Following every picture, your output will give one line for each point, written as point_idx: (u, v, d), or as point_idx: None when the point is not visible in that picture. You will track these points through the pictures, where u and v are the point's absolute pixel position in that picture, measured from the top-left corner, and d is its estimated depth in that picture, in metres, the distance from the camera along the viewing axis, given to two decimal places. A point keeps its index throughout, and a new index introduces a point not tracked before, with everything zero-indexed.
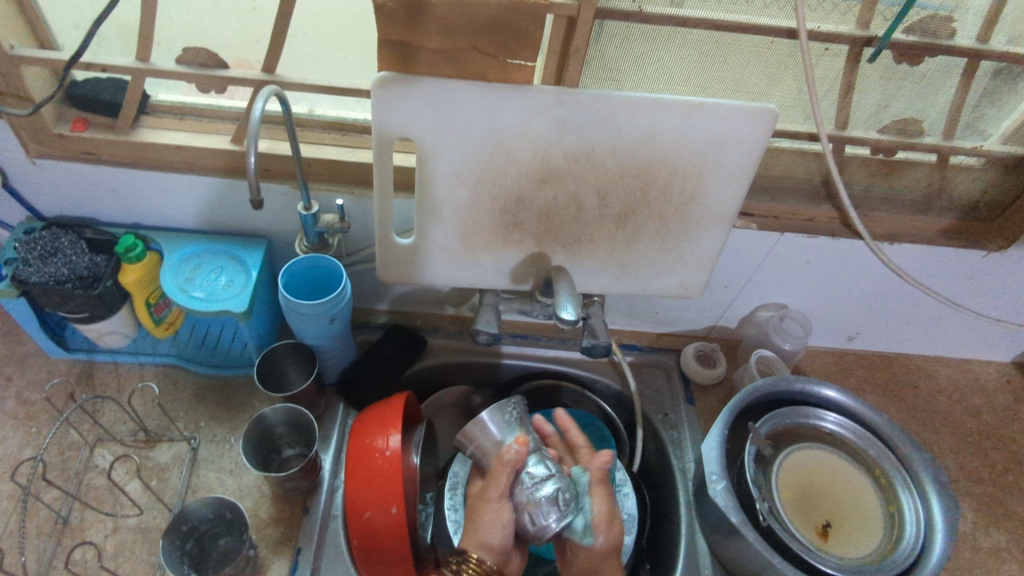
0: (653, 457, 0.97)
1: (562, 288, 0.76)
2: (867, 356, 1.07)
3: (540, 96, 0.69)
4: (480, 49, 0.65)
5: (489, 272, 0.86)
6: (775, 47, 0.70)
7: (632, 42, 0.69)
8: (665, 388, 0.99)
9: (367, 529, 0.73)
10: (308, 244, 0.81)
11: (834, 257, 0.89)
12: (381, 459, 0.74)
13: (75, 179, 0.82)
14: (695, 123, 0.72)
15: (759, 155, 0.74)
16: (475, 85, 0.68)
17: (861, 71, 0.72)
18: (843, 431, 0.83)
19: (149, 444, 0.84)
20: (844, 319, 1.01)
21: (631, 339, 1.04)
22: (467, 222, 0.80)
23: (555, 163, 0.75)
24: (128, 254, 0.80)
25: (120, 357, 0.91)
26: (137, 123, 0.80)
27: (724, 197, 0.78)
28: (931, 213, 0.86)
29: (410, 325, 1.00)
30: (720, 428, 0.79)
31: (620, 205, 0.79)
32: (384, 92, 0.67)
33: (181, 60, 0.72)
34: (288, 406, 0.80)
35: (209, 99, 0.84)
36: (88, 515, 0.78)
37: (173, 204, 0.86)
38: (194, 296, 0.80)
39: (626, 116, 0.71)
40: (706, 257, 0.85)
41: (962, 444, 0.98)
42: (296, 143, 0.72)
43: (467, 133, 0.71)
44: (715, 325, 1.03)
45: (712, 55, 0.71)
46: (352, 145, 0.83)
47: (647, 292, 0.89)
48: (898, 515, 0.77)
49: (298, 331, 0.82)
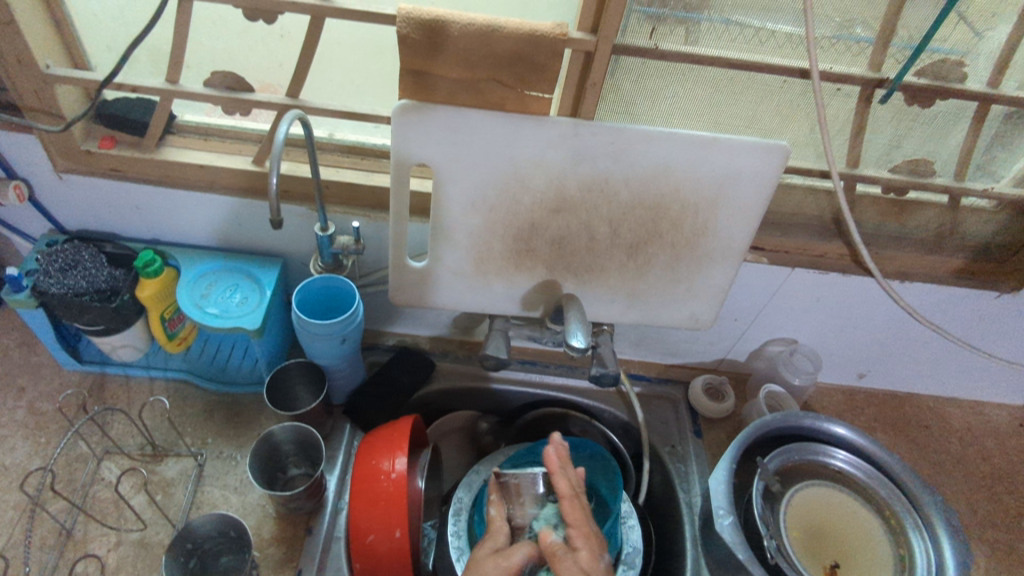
0: (658, 489, 0.96)
1: (572, 316, 0.76)
2: (877, 395, 1.06)
3: (556, 127, 0.70)
4: (499, 80, 0.67)
5: (500, 297, 0.87)
6: (788, 87, 0.72)
7: (647, 77, 0.71)
8: (672, 420, 0.99)
9: (369, 552, 0.73)
10: (322, 265, 0.83)
11: (844, 293, 0.89)
12: (386, 481, 0.74)
13: (99, 194, 0.85)
14: (708, 158, 0.73)
15: (770, 191, 0.75)
16: (492, 114, 0.70)
17: (872, 112, 0.73)
18: (852, 469, 0.82)
19: (156, 458, 0.85)
20: (854, 356, 1.00)
21: (639, 369, 1.04)
22: (480, 248, 0.81)
23: (569, 193, 0.76)
24: (146, 269, 0.82)
25: (132, 370, 0.92)
26: (163, 142, 0.82)
27: (735, 230, 0.79)
28: (944, 252, 0.86)
29: (419, 348, 1.01)
30: (728, 462, 0.79)
31: (632, 235, 0.80)
32: (404, 119, 0.69)
33: (208, 83, 0.75)
34: (296, 425, 0.80)
35: (233, 121, 0.86)
36: (91, 528, 0.78)
37: (191, 221, 0.88)
38: (209, 313, 0.82)
39: (640, 148, 0.72)
40: (716, 290, 0.85)
41: (975, 488, 0.96)
42: (316, 166, 0.74)
43: (483, 161, 0.73)
44: (724, 358, 1.03)
45: (726, 92, 0.72)
46: (370, 170, 0.84)
47: (657, 322, 0.90)
48: (909, 558, 0.76)
49: (309, 350, 0.83)
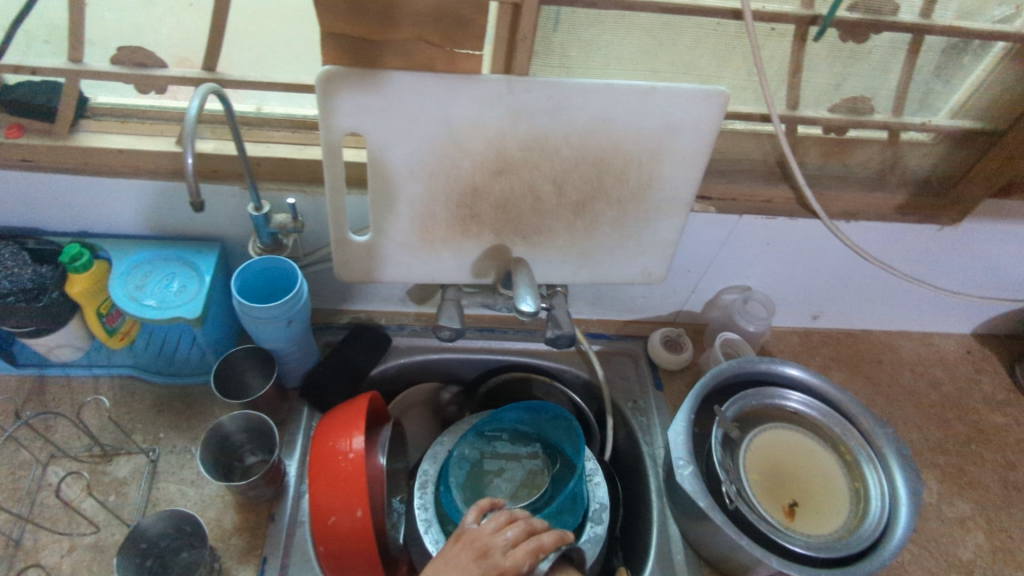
0: (622, 444, 0.97)
1: (521, 280, 0.75)
2: (832, 334, 1.08)
3: (489, 86, 0.68)
4: (425, 39, 0.64)
5: (450, 266, 0.85)
6: (721, 29, 0.70)
7: (579, 27, 0.68)
8: (634, 375, 1.00)
9: (333, 533, 0.72)
10: (261, 246, 0.80)
11: (793, 237, 0.89)
12: (344, 462, 0.73)
13: (13, 188, 0.79)
14: (648, 108, 0.71)
15: (712, 139, 0.74)
16: (421, 75, 0.67)
17: (807, 51, 0.72)
18: (808, 409, 0.84)
19: (105, 458, 0.82)
20: (807, 298, 1.01)
21: (598, 328, 1.04)
22: (424, 216, 0.79)
23: (508, 154, 0.74)
24: (73, 263, 0.78)
25: (73, 370, 0.89)
26: (76, 127, 0.77)
27: (680, 180, 0.78)
28: (887, 189, 0.86)
29: (374, 324, 0.99)
30: (687, 413, 0.79)
31: (577, 193, 0.78)
32: (329, 87, 0.66)
33: (116, 60, 0.70)
34: (247, 413, 0.77)
35: (151, 100, 0.81)
36: (42, 535, 0.75)
37: (117, 210, 0.83)
38: (147, 304, 0.78)
39: (577, 102, 0.70)
40: (666, 244, 0.85)
41: (926, 416, 0.99)
42: (241, 143, 0.71)
43: (417, 126, 0.70)
44: (681, 310, 1.03)
45: (660, 38, 0.70)
46: (302, 143, 0.81)
47: (611, 279, 0.89)
48: (863, 490, 0.78)
49: (255, 334, 0.80)
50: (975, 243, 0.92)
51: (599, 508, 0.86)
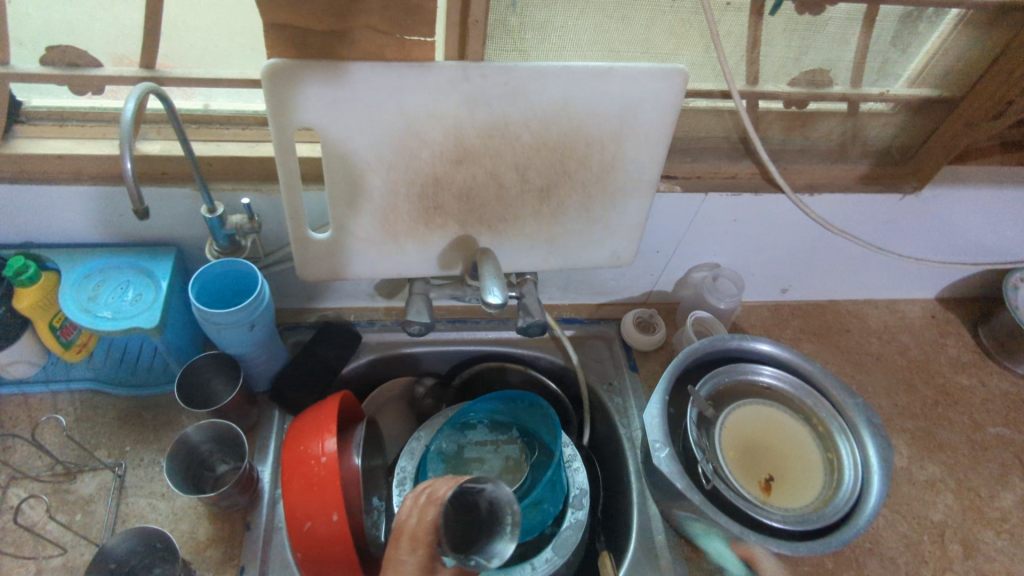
0: (600, 427, 0.97)
1: (488, 272, 0.73)
2: (801, 306, 1.09)
3: (443, 73, 0.66)
4: (372, 27, 0.62)
5: (416, 260, 0.83)
6: (677, 5, 0.68)
7: (533, 8, 0.66)
8: (608, 358, 0.99)
9: (310, 539, 0.71)
10: (218, 249, 0.77)
11: (758, 213, 0.89)
12: (317, 466, 0.71)
13: None
14: (607, 89, 0.70)
15: (674, 118, 0.73)
16: (372, 65, 0.65)
17: (765, 24, 0.71)
18: (780, 383, 0.85)
19: (69, 477, 0.79)
20: (776, 272, 1.02)
21: (571, 313, 1.03)
22: (385, 210, 0.77)
23: (468, 142, 0.72)
24: (18, 277, 0.75)
25: (29, 387, 0.85)
26: (11, 134, 0.73)
27: (644, 161, 0.77)
28: (849, 160, 0.86)
29: (343, 321, 0.97)
30: (661, 394, 0.79)
31: (541, 179, 0.77)
32: (276, 81, 0.63)
33: (47, 60, 0.66)
34: (212, 422, 0.75)
35: (90, 101, 0.77)
36: (6, 561, 0.73)
37: (62, 218, 0.79)
38: (101, 316, 0.75)
39: (535, 87, 0.68)
40: (633, 225, 0.84)
41: (894, 382, 1.01)
42: (188, 143, 0.68)
43: (372, 117, 0.68)
44: (652, 290, 1.03)
45: (616, 17, 0.69)
46: (254, 139, 0.78)
47: (580, 264, 0.88)
48: (836, 460, 0.79)
49: (217, 340, 0.77)
50: (936, 210, 0.93)
51: (579, 493, 0.86)
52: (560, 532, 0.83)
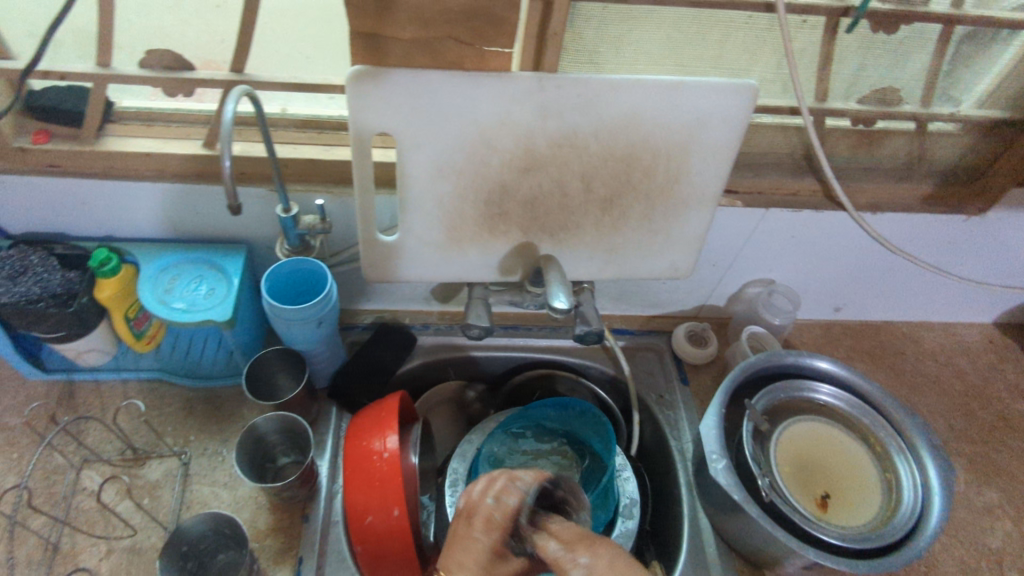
0: (648, 438, 0.97)
1: (552, 277, 0.75)
2: (854, 326, 1.08)
3: (519, 83, 0.68)
4: (454, 37, 0.64)
5: (476, 265, 0.85)
6: (752, 22, 0.69)
7: (610, 22, 0.68)
8: (659, 370, 1.00)
9: (369, 533, 0.72)
10: (288, 248, 0.79)
11: (818, 230, 0.89)
12: (379, 461, 0.73)
13: (38, 193, 0.79)
14: (678, 103, 0.71)
15: (741, 132, 0.74)
16: (452, 74, 0.67)
17: (838, 42, 0.72)
18: (837, 402, 0.84)
19: (138, 462, 0.82)
20: (831, 291, 1.02)
21: (622, 323, 1.04)
22: (452, 215, 0.79)
23: (538, 151, 0.74)
24: (101, 268, 0.79)
25: (102, 375, 0.89)
26: (103, 132, 0.77)
27: (709, 174, 0.78)
28: (913, 179, 0.86)
29: (398, 323, 0.99)
30: (717, 406, 0.80)
31: (605, 189, 0.78)
32: (359, 87, 0.66)
33: (145, 63, 0.70)
34: (280, 414, 0.77)
35: (176, 104, 0.81)
36: (79, 539, 0.76)
37: (143, 214, 0.83)
38: (176, 308, 0.78)
39: (607, 98, 0.70)
40: (693, 238, 0.85)
41: (951, 406, 0.99)
42: (271, 145, 0.70)
43: (447, 125, 0.70)
44: (704, 305, 1.03)
45: (691, 32, 0.70)
46: (328, 144, 0.80)
47: (637, 275, 0.89)
48: (894, 481, 0.78)
49: (285, 336, 0.80)
50: (1001, 232, 0.92)
51: (629, 503, 0.87)
52: (610, 540, 0.84)
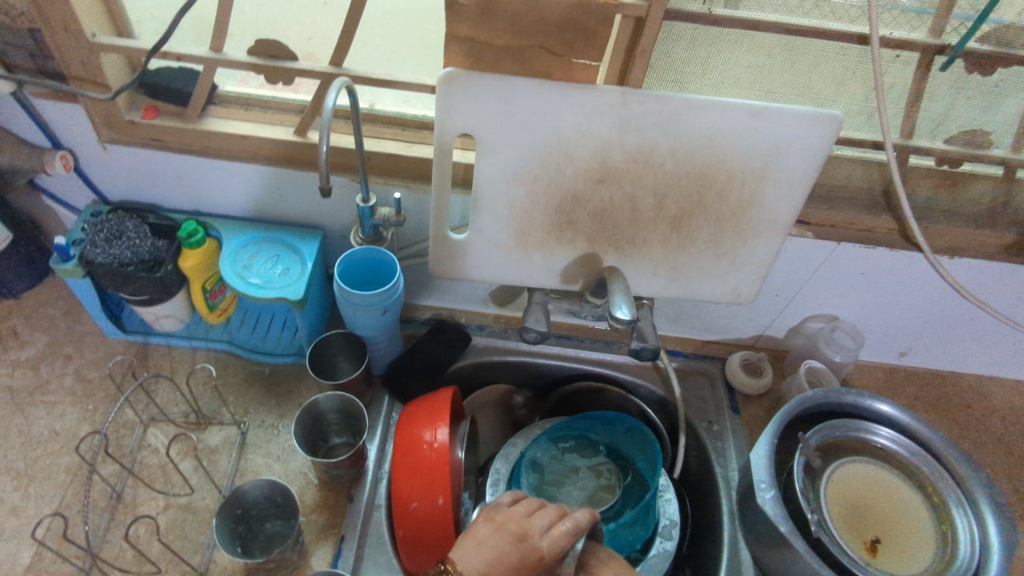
0: (693, 463, 0.96)
1: (615, 288, 0.76)
2: (918, 373, 1.04)
3: (604, 96, 0.69)
4: (545, 47, 0.66)
5: (540, 270, 0.87)
6: (844, 52, 0.69)
7: (699, 44, 0.69)
8: (710, 396, 0.99)
9: (412, 519, 0.74)
10: (363, 236, 0.83)
11: (889, 269, 0.88)
12: (428, 451, 0.75)
13: (141, 164, 0.85)
14: (759, 127, 0.71)
15: (821, 163, 0.74)
16: (539, 83, 0.69)
17: (930, 80, 0.71)
18: (895, 446, 0.81)
19: (200, 426, 0.86)
20: (897, 334, 0.99)
21: (676, 345, 1.03)
22: (522, 219, 0.81)
23: (613, 164, 0.75)
24: (189, 239, 0.83)
25: (174, 341, 0.94)
26: (205, 113, 0.82)
27: (782, 203, 0.77)
28: (997, 227, 0.84)
29: (455, 321, 1.01)
30: (769, 436, 0.79)
31: (676, 208, 0.79)
32: (449, 88, 0.69)
33: (253, 51, 0.74)
34: (340, 394, 0.80)
35: (273, 92, 0.86)
36: (141, 491, 0.80)
37: (231, 192, 0.88)
38: (252, 282, 0.83)
39: (687, 117, 0.71)
40: (759, 265, 0.84)
41: (1016, 467, 0.95)
42: (360, 137, 0.74)
43: (529, 131, 0.72)
44: (762, 335, 1.02)
45: (779, 59, 0.70)
46: (411, 141, 0.84)
47: (697, 297, 0.89)
48: (951, 534, 0.75)
49: (350, 321, 0.83)
50: None
51: (668, 524, 0.86)
52: (647, 558, 0.83)
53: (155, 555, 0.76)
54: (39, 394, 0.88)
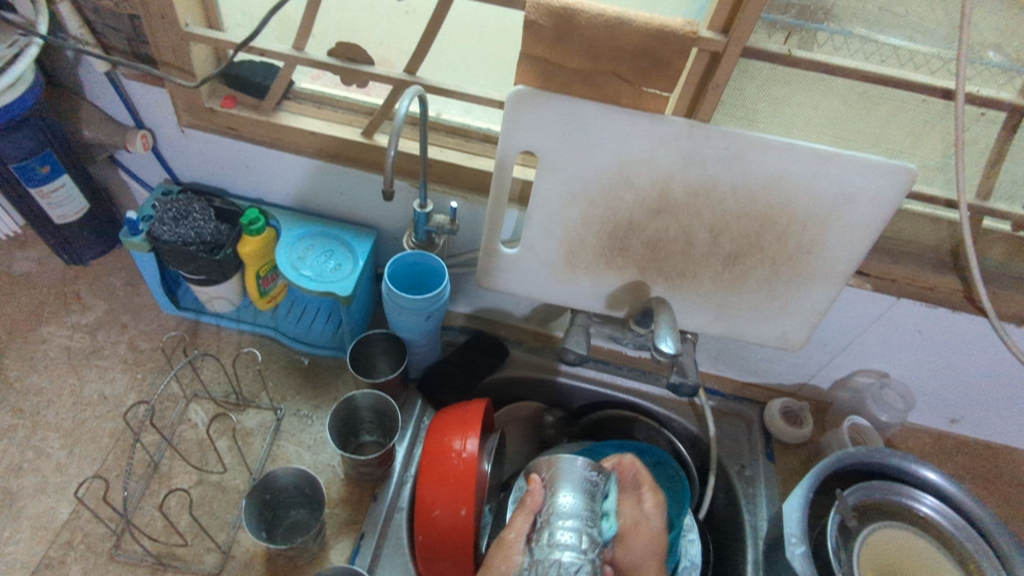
0: (720, 506, 0.94)
1: (663, 319, 0.75)
2: (969, 443, 1.00)
3: (670, 126, 0.69)
4: (618, 74, 0.66)
5: (585, 292, 0.86)
6: (925, 105, 0.68)
7: (774, 84, 0.68)
8: (745, 439, 0.96)
9: (432, 526, 0.74)
10: (415, 241, 0.83)
11: (950, 332, 0.84)
12: (457, 460, 0.75)
13: (214, 149, 0.88)
14: (826, 173, 0.70)
15: (888, 216, 0.72)
16: (607, 108, 0.69)
17: (1015, 141, 0.69)
18: (939, 518, 0.77)
19: (237, 408, 0.89)
20: (950, 400, 0.95)
21: (715, 383, 1.01)
22: (573, 241, 0.81)
23: (672, 196, 0.75)
24: (249, 226, 0.86)
25: (223, 322, 0.97)
26: (279, 107, 0.85)
27: (843, 251, 0.76)
28: None
29: (493, 334, 1.01)
30: (806, 489, 0.76)
31: (731, 245, 0.78)
32: (518, 105, 0.70)
33: (332, 52, 0.76)
34: (377, 393, 0.82)
35: (345, 92, 0.88)
36: (176, 464, 0.83)
37: (294, 184, 0.91)
38: (304, 275, 0.85)
39: (754, 156, 0.70)
40: (812, 313, 0.82)
41: None
42: (425, 145, 0.75)
43: (592, 154, 0.73)
44: (805, 384, 0.99)
45: (856, 107, 0.69)
46: (473, 152, 0.85)
47: (744, 337, 0.87)
48: None
49: (394, 322, 0.85)
50: None
51: (689, 566, 0.84)
52: None
53: (183, 528, 0.78)
54: (94, 358, 0.92)
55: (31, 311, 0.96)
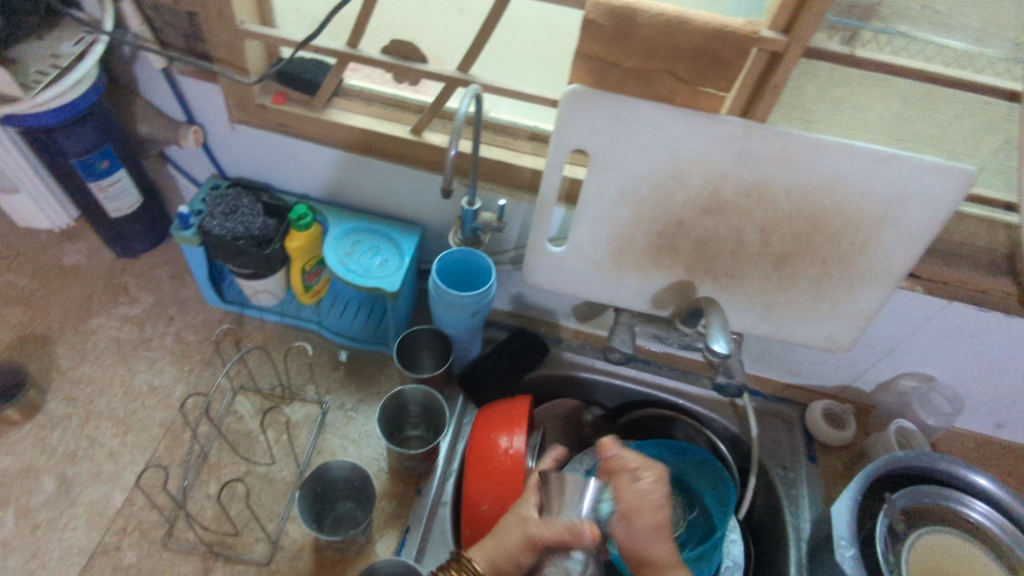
0: (760, 507, 0.93)
1: (713, 320, 0.75)
2: (1014, 449, 0.99)
3: (726, 126, 0.69)
4: (674, 73, 0.66)
5: (630, 291, 0.86)
6: (987, 109, 0.68)
7: (834, 84, 0.68)
8: (786, 441, 0.96)
9: (479, 521, 0.75)
10: (461, 237, 0.84)
11: (1001, 336, 0.83)
12: (503, 456, 0.76)
13: (263, 145, 0.89)
14: (883, 174, 0.70)
15: (945, 218, 0.71)
16: (661, 107, 0.69)
17: None
18: (990, 524, 0.77)
19: (282, 400, 0.90)
20: (997, 404, 0.94)
21: (755, 384, 1.01)
22: (622, 240, 0.81)
23: (724, 195, 0.74)
24: (298, 221, 0.86)
25: (267, 314, 0.98)
26: (329, 103, 0.86)
27: (896, 252, 0.75)
28: None
29: (534, 331, 1.02)
30: (854, 491, 0.76)
31: (783, 246, 0.77)
32: (572, 103, 0.70)
33: (386, 50, 0.77)
34: (424, 389, 0.82)
35: (395, 90, 0.88)
36: (225, 454, 0.84)
37: (341, 180, 0.92)
38: (352, 271, 0.86)
39: (810, 157, 0.69)
40: (860, 314, 0.81)
41: None
42: (477, 143, 0.75)
43: (644, 153, 0.72)
44: (848, 386, 0.98)
45: (915, 108, 0.69)
46: (521, 151, 0.85)
47: (791, 338, 0.86)
48: None
49: (439, 318, 0.85)
50: None
51: (732, 565, 0.86)
52: None
53: (232, 517, 0.80)
54: (143, 349, 0.94)
55: (81, 302, 0.98)
